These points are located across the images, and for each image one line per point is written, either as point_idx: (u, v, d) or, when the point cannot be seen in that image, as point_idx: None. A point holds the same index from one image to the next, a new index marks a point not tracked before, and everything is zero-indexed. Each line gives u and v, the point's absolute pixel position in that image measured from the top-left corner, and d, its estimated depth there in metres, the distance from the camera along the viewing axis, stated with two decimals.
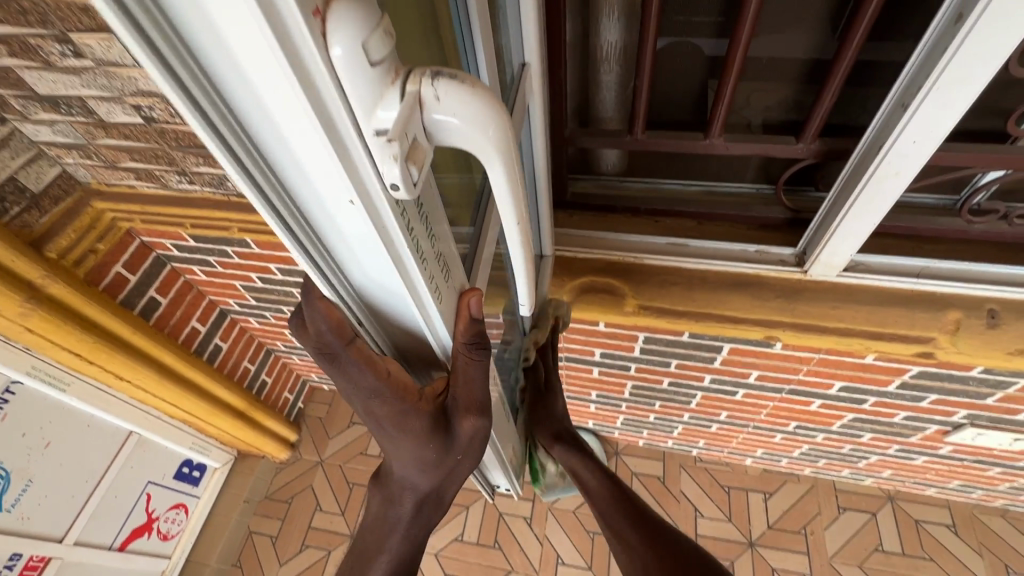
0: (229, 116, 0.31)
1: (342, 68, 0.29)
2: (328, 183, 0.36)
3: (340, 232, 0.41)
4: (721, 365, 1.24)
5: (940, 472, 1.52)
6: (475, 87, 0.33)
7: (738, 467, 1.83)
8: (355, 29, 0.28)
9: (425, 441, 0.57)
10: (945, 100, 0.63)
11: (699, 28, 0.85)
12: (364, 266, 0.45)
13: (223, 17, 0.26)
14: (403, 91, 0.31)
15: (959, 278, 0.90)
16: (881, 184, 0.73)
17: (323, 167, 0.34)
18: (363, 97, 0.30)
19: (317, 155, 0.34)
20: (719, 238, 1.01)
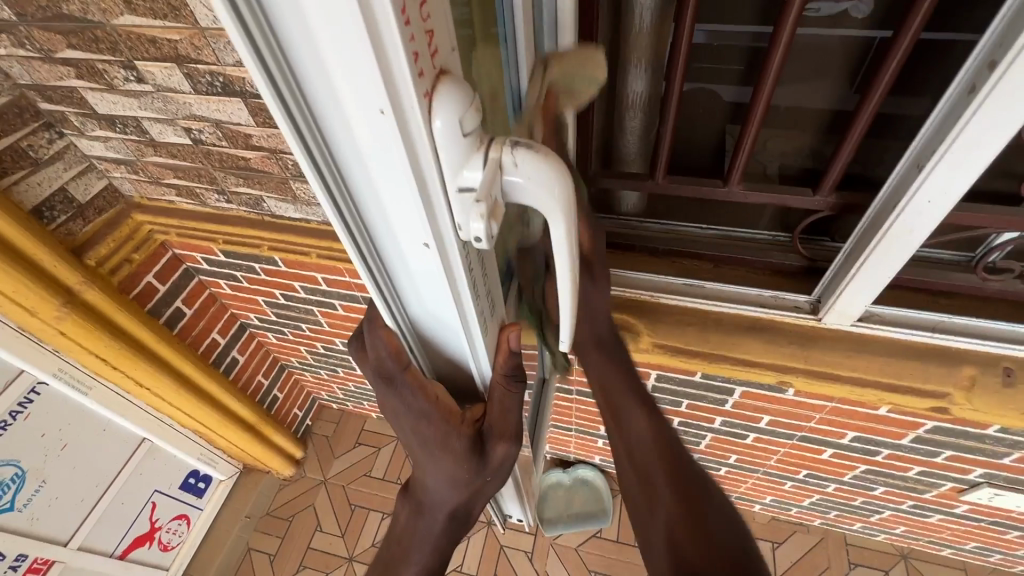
0: (330, 167, 0.36)
1: (441, 136, 0.32)
2: (407, 228, 0.39)
3: (408, 270, 0.45)
4: (732, 408, 1.24)
5: (956, 532, 1.48)
6: (549, 156, 0.36)
7: (746, 513, 1.79)
8: (455, 107, 0.32)
9: (461, 464, 0.59)
10: (956, 167, 0.66)
11: (724, 76, 0.90)
12: (422, 299, 0.48)
13: (349, 96, 0.30)
14: (486, 158, 0.35)
15: (976, 335, 0.90)
16: (894, 241, 0.76)
17: (406, 217, 0.38)
18: (453, 161, 0.34)
19: (403, 207, 0.37)
20: (734, 281, 1.02)
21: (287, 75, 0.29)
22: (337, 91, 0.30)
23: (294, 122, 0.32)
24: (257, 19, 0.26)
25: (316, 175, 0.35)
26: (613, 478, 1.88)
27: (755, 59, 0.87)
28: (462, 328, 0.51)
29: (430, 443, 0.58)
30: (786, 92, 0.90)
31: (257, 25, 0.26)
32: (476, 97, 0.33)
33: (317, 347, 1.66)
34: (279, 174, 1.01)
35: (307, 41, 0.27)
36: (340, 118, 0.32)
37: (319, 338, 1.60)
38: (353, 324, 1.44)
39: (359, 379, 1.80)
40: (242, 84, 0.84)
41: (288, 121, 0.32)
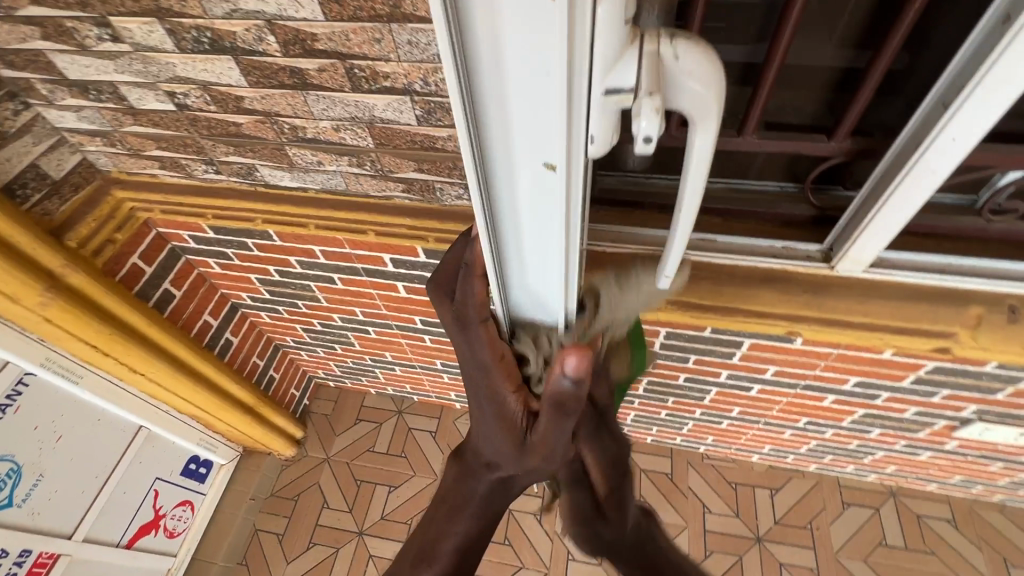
0: (468, 75, 0.40)
1: (602, 25, 0.36)
2: (534, 133, 0.44)
3: (516, 182, 0.50)
4: (739, 361, 1.26)
5: (943, 467, 1.56)
6: (701, 48, 0.41)
7: (745, 463, 1.85)
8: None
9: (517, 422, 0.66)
10: (986, 101, 0.65)
11: (734, 34, 0.84)
12: (526, 213, 0.53)
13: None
14: (643, 48, 0.39)
15: (983, 274, 0.92)
16: (916, 181, 0.76)
17: (538, 122, 0.42)
18: (608, 56, 0.38)
19: (536, 111, 0.42)
20: (746, 234, 1.02)
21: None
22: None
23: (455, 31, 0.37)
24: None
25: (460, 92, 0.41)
26: None
27: (771, 14, 0.81)
28: (551, 271, 0.60)
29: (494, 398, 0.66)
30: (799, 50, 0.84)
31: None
32: None
33: (313, 324, 1.62)
34: (274, 140, 0.95)
35: None
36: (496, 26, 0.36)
37: (316, 315, 1.56)
38: (353, 298, 1.41)
39: (357, 355, 1.77)
40: (233, 40, 0.78)
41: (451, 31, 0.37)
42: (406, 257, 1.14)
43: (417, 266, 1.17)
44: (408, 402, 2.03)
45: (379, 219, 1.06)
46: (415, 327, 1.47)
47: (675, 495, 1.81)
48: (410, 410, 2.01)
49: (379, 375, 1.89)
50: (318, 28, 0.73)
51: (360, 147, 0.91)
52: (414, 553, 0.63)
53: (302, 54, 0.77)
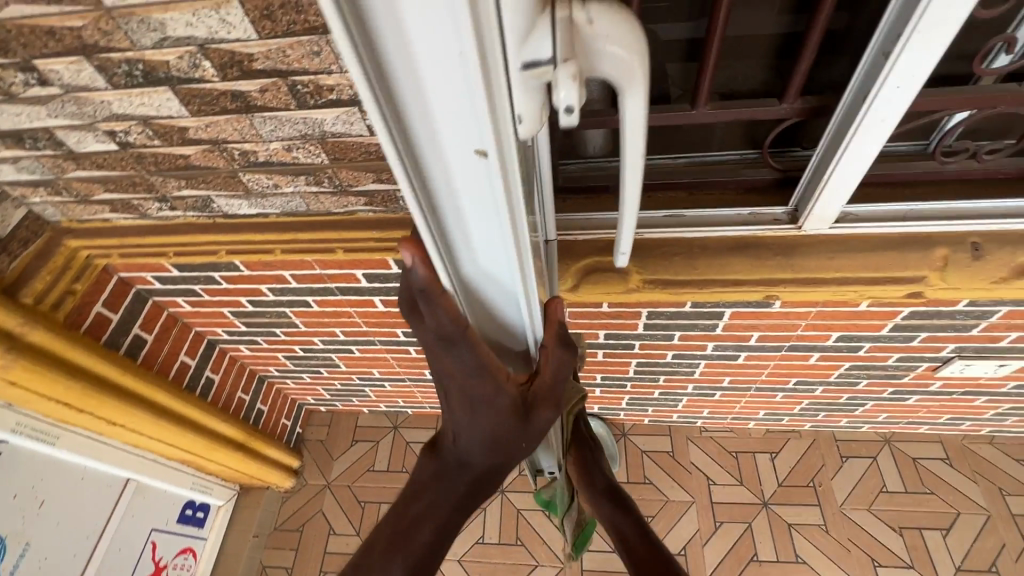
0: (374, 66, 0.34)
1: None
2: (457, 126, 0.38)
3: (451, 184, 0.43)
4: (723, 331, 1.27)
5: (932, 408, 1.60)
6: (616, 14, 0.39)
7: (742, 431, 1.88)
8: None
9: (499, 422, 0.60)
10: (923, 45, 0.66)
11: (674, 11, 0.86)
12: (470, 218, 0.47)
13: None
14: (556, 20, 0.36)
15: (943, 216, 0.94)
16: (868, 132, 0.77)
17: (456, 110, 0.37)
18: (519, 31, 0.34)
19: (454, 99, 0.36)
20: (712, 205, 1.03)
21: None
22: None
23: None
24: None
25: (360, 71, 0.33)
26: (614, 424, 1.91)
27: None
28: (507, 275, 0.54)
29: (475, 401, 0.60)
30: (740, 17, 0.85)
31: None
32: None
33: (295, 351, 1.59)
34: (226, 168, 0.92)
35: None
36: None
37: (296, 341, 1.53)
38: (331, 319, 1.38)
39: (344, 376, 1.74)
40: (166, 69, 0.75)
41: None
42: (378, 270, 1.12)
43: (391, 278, 1.15)
44: (403, 417, 2.00)
45: (346, 236, 1.04)
46: (398, 340, 1.45)
47: (679, 471, 1.82)
48: (405, 424, 1.98)
49: (369, 393, 1.86)
50: (253, 47, 0.71)
51: (315, 164, 0.89)
52: (389, 542, 0.61)
53: (241, 76, 0.75)
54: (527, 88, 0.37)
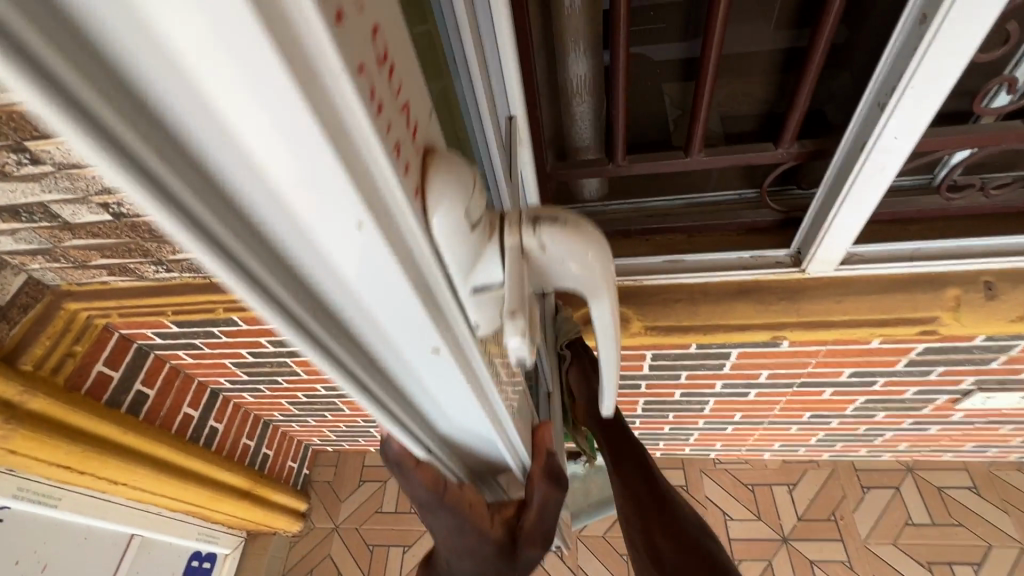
0: (320, 322, 0.28)
1: (442, 235, 0.28)
2: (413, 341, 0.33)
3: (420, 381, 0.38)
4: (731, 370, 1.24)
5: (955, 437, 1.53)
6: (571, 223, 0.35)
7: (758, 462, 1.82)
8: (455, 200, 0.27)
9: (484, 567, 0.54)
10: (918, 99, 0.65)
11: (666, 34, 0.84)
12: (442, 404, 0.42)
13: (324, 225, 0.24)
14: (505, 248, 0.33)
15: (952, 255, 0.91)
16: (869, 180, 0.75)
17: (409, 330, 0.32)
18: (463, 262, 0.30)
19: (405, 322, 0.31)
20: (713, 249, 1.00)
21: (233, 191, 0.21)
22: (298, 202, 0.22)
23: (258, 254, 0.23)
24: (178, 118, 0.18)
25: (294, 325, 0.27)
26: None
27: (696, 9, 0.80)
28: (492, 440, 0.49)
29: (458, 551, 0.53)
30: (735, 34, 0.81)
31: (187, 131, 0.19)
32: (470, 183, 0.29)
33: (298, 396, 1.57)
34: None
35: (259, 178, 0.21)
36: (314, 234, 0.24)
37: (299, 388, 1.52)
38: None
39: (350, 419, 1.72)
40: None
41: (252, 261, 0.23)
42: None
43: None
44: None
45: None
46: None
47: (694, 507, 1.76)
48: None
49: (376, 434, 1.84)
50: None
51: None
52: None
53: None
54: (478, 306, 0.34)
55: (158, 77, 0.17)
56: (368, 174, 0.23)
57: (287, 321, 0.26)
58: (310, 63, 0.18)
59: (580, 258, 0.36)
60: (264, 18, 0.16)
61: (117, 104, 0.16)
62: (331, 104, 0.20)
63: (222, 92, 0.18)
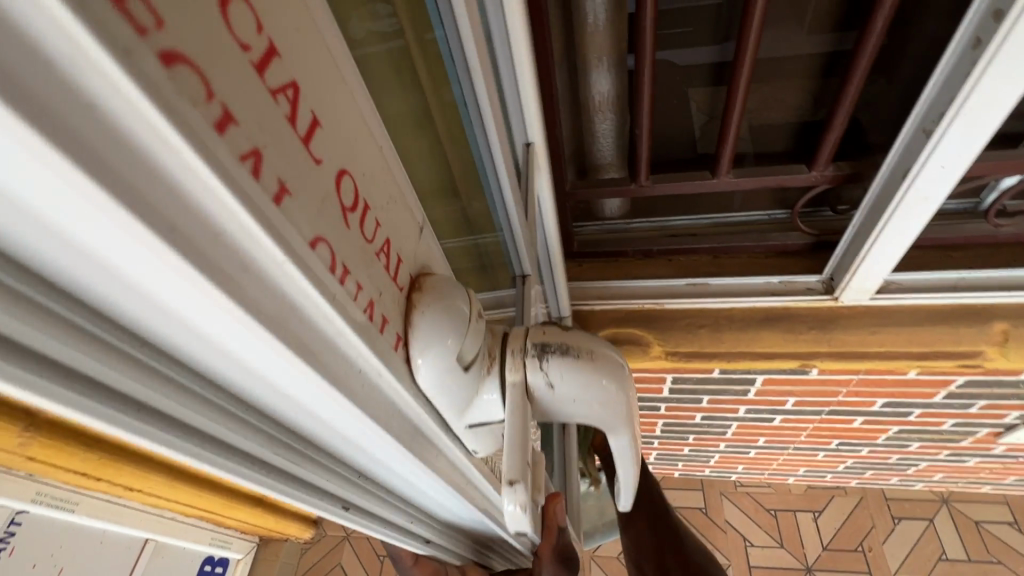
0: (309, 462, 0.26)
1: (426, 378, 0.25)
2: (412, 473, 0.30)
3: (425, 495, 0.36)
4: (756, 396, 1.18)
5: (995, 470, 1.45)
6: (592, 358, 0.31)
7: (781, 487, 1.75)
8: (441, 342, 0.25)
9: None
10: (970, 127, 0.60)
11: (697, 38, 0.79)
12: (451, 509, 0.39)
13: (296, 392, 0.21)
14: (505, 384, 0.29)
15: (1000, 287, 0.85)
16: (911, 209, 0.71)
17: (404, 466, 0.29)
18: (457, 404, 0.27)
19: (399, 462, 0.28)
20: (740, 272, 0.96)
21: (193, 373, 0.19)
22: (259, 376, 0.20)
23: (228, 425, 0.21)
24: (117, 319, 0.16)
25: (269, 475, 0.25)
26: None
27: (729, 12, 0.75)
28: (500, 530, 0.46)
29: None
30: (772, 39, 0.76)
31: (130, 331, 0.16)
32: (463, 323, 0.26)
33: None
34: None
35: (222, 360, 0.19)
36: (289, 398, 0.22)
37: None
38: None
39: None
40: None
41: (215, 432, 0.21)
42: None
43: None
44: None
45: None
46: None
47: (713, 531, 1.69)
48: None
49: None
50: None
51: None
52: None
53: None
54: (478, 439, 0.31)
55: (87, 298, 0.15)
56: (335, 347, 0.20)
57: (260, 480, 0.24)
58: (246, 258, 0.16)
59: (597, 396, 0.31)
60: (181, 235, 0.14)
61: (38, 332, 0.14)
62: (276, 291, 0.17)
63: (158, 297, 0.16)
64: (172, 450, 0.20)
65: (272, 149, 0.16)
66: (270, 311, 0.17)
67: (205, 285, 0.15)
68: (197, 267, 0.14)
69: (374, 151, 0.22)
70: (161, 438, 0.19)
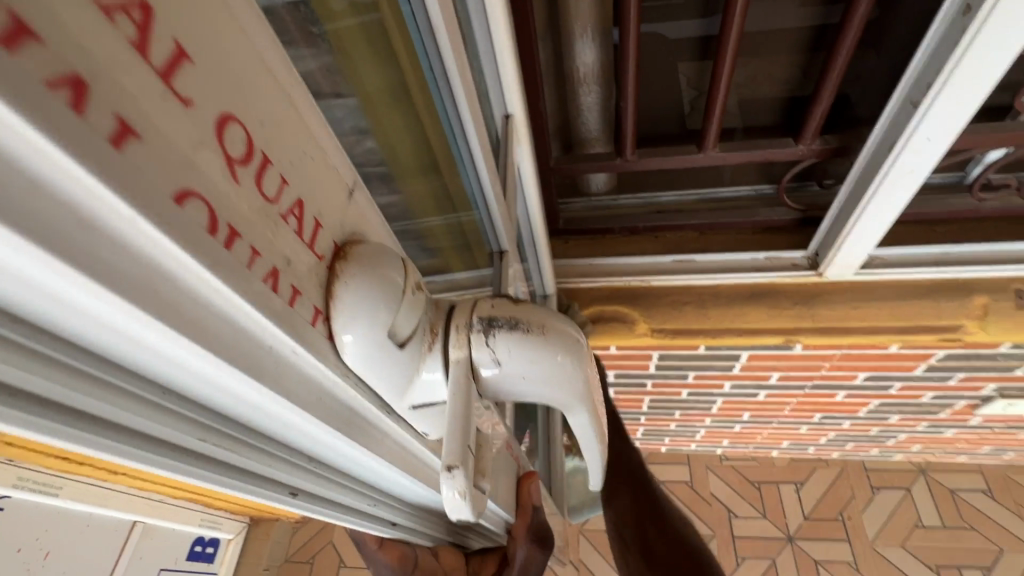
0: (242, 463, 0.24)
1: (355, 357, 0.23)
2: (357, 455, 0.29)
3: (381, 480, 0.34)
4: (741, 372, 1.19)
5: (971, 441, 1.48)
6: (543, 330, 0.28)
7: (764, 460, 1.79)
8: (370, 315, 0.22)
9: None
10: (955, 100, 0.59)
11: (682, 10, 0.77)
12: (413, 491, 0.38)
13: (199, 378, 0.19)
14: (447, 359, 0.27)
15: (983, 261, 0.85)
16: (894, 184, 0.70)
17: (345, 448, 0.28)
18: (397, 385, 0.25)
19: (338, 443, 0.27)
20: (725, 249, 0.95)
21: (104, 360, 0.17)
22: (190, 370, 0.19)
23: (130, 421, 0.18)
24: (21, 327, 0.14)
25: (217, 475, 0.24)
26: None
27: None
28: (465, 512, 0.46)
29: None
30: (759, 12, 0.74)
31: (39, 338, 0.15)
32: (398, 293, 0.23)
33: None
34: None
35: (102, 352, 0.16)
36: (230, 396, 0.20)
37: None
38: None
39: None
40: None
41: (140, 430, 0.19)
42: None
43: None
44: None
45: None
46: None
47: (698, 504, 1.73)
48: None
49: None
50: None
51: None
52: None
53: None
54: (423, 419, 0.29)
55: None
56: (231, 321, 0.18)
57: (217, 478, 0.23)
58: (132, 246, 0.14)
59: (550, 372, 0.28)
60: None
61: None
62: (178, 282, 0.16)
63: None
64: (116, 459, 0.19)
65: (113, 85, 0.13)
66: (154, 289, 0.15)
67: (96, 282, 0.14)
68: (73, 253, 0.13)
69: (283, 105, 0.20)
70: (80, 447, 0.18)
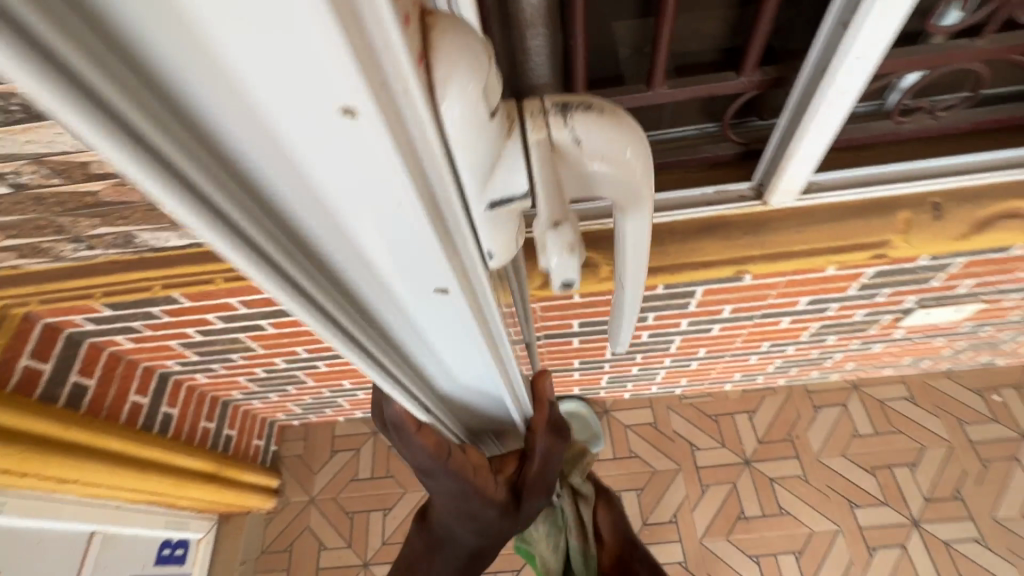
0: (281, 238, 0.27)
1: (455, 129, 0.25)
2: (409, 268, 0.33)
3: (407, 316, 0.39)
4: (696, 308, 1.26)
5: (895, 353, 1.64)
6: (610, 116, 0.34)
7: (719, 394, 1.90)
8: (473, 88, 0.25)
9: (487, 526, 0.58)
10: (881, 18, 0.64)
11: None
12: (438, 339, 0.43)
13: (301, 117, 0.22)
14: (527, 140, 0.31)
15: (903, 178, 0.93)
16: (829, 107, 0.75)
17: (405, 252, 0.31)
18: (482, 171, 0.28)
19: (404, 241, 0.30)
20: (678, 186, 0.98)
21: (158, 89, 0.19)
22: (291, 125, 0.22)
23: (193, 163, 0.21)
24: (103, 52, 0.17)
25: (265, 262, 0.27)
26: (595, 402, 1.92)
27: None
28: (488, 380, 0.51)
29: (471, 519, 0.56)
30: None
31: (108, 66, 0.17)
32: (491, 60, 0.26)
33: (257, 373, 1.49)
34: (144, 200, 0.82)
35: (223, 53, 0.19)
36: (309, 150, 0.23)
37: (257, 364, 1.43)
38: (291, 339, 1.29)
39: (315, 391, 1.66)
40: None
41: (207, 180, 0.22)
42: None
43: None
44: None
45: None
46: None
47: (663, 441, 1.84)
48: None
49: (344, 404, 1.80)
50: None
51: None
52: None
53: None
54: (494, 226, 0.32)
55: None
56: (371, 62, 0.20)
57: (251, 264, 0.26)
58: None
59: (619, 156, 0.35)
60: None
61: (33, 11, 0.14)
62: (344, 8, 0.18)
63: None
64: (187, 215, 0.22)
65: None
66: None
67: None
68: None
69: None
70: (182, 183, 0.21)
